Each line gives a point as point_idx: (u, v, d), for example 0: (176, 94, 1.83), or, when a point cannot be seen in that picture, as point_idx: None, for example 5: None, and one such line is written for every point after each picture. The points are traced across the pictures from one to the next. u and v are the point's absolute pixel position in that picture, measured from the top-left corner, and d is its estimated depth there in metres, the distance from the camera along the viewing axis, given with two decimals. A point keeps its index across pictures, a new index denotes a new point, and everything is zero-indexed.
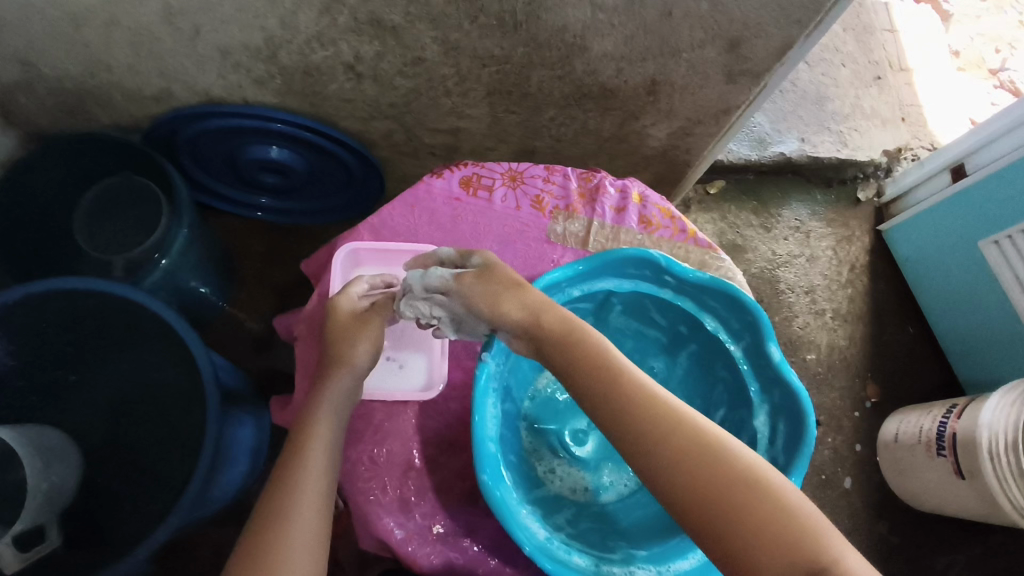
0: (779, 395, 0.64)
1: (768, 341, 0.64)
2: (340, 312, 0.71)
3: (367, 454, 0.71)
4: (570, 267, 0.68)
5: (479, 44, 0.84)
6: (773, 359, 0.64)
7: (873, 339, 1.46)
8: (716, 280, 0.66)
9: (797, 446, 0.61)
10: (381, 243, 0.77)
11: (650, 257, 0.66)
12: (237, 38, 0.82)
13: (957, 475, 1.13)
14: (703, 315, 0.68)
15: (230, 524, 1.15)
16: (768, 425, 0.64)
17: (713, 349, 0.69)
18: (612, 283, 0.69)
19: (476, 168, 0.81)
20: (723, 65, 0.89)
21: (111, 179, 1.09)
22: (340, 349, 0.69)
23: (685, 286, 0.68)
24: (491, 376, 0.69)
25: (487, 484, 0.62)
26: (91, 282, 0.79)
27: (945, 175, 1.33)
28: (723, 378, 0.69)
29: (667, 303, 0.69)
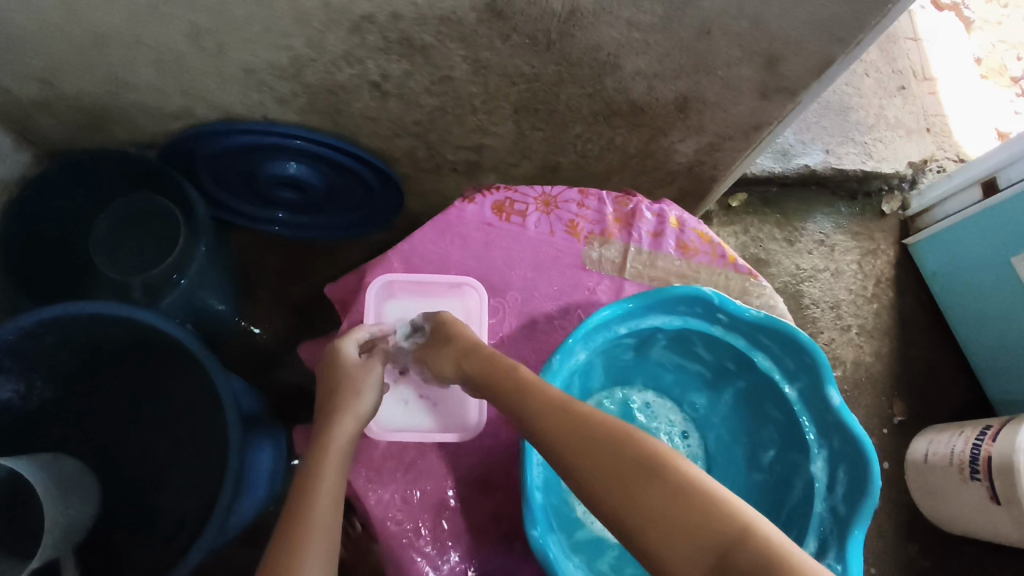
0: (839, 440, 0.62)
1: (827, 385, 0.62)
2: (346, 359, 0.69)
3: (399, 494, 0.70)
4: (620, 305, 0.66)
5: (509, 63, 0.81)
6: (832, 404, 0.62)
7: (899, 355, 1.43)
8: (769, 318, 0.64)
9: (861, 496, 0.58)
10: (415, 274, 0.76)
11: (703, 296, 0.64)
12: (263, 58, 0.80)
13: (993, 500, 1.11)
14: (755, 353, 0.67)
15: (248, 548, 1.13)
16: (826, 472, 0.62)
17: (765, 388, 0.68)
18: (661, 319, 0.67)
19: (509, 193, 0.80)
20: (758, 82, 0.86)
21: (122, 202, 1.06)
22: (347, 394, 0.67)
23: (739, 323, 0.66)
24: None
25: (538, 539, 0.58)
26: (105, 308, 0.76)
27: (975, 190, 1.30)
28: (776, 418, 0.68)
29: (718, 340, 0.67)
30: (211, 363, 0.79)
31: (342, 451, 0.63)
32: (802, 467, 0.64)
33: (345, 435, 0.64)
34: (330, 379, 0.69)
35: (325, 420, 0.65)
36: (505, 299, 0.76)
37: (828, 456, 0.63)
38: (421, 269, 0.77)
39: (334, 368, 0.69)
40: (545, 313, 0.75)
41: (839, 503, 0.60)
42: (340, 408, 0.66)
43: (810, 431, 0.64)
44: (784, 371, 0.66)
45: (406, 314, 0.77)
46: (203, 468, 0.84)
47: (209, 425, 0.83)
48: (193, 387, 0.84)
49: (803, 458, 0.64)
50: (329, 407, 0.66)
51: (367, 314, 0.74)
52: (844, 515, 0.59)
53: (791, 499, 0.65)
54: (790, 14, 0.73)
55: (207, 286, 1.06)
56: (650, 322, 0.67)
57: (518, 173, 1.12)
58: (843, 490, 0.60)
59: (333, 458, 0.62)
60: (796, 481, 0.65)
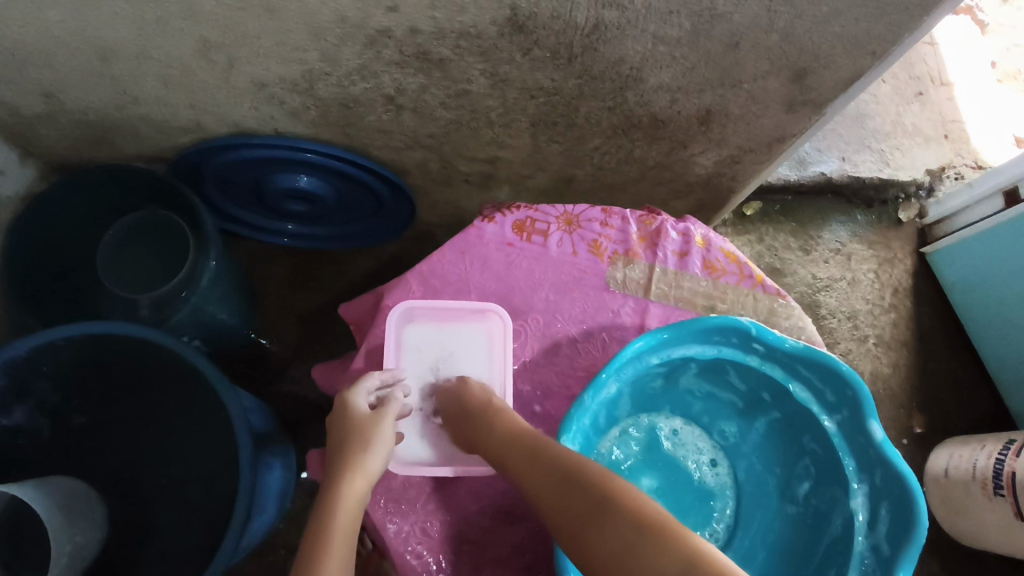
0: (882, 475, 0.61)
1: (870, 418, 0.61)
2: (355, 413, 0.67)
3: (418, 526, 0.68)
4: (654, 336, 0.64)
5: (529, 76, 0.79)
6: (875, 438, 0.61)
7: (917, 366, 1.40)
8: (811, 350, 0.63)
9: (907, 537, 0.58)
10: (434, 298, 0.73)
11: (741, 326, 0.63)
12: (275, 71, 0.78)
13: (1017, 517, 1.08)
14: (792, 384, 0.66)
15: (257, 567, 1.11)
16: (867, 508, 0.62)
17: (801, 419, 0.67)
18: (695, 349, 0.66)
19: (529, 211, 0.78)
20: (785, 95, 0.84)
21: (137, 214, 1.05)
22: (359, 452, 0.64)
23: (777, 353, 0.65)
24: None
25: None
26: (118, 327, 0.74)
27: (997, 199, 1.27)
28: (811, 450, 0.68)
29: (755, 370, 0.66)
30: (218, 380, 0.76)
31: (352, 514, 0.60)
32: (841, 502, 0.64)
33: (356, 497, 0.61)
34: (338, 433, 0.67)
35: (334, 478, 0.63)
36: (527, 323, 0.73)
37: (869, 492, 0.62)
38: (440, 291, 0.74)
39: (344, 423, 0.67)
40: (569, 336, 0.73)
41: (882, 542, 0.60)
42: (351, 467, 0.63)
43: (849, 465, 0.63)
44: (823, 404, 0.65)
45: (426, 339, 0.75)
46: (212, 493, 0.82)
47: (219, 448, 0.81)
48: (202, 410, 0.81)
49: (842, 494, 0.64)
50: (338, 464, 0.64)
51: (387, 338, 0.71)
52: (890, 555, 0.59)
53: (830, 534, 0.64)
54: (822, 27, 0.71)
55: (216, 302, 1.04)
56: (683, 351, 0.66)
57: (532, 185, 1.10)
58: (886, 529, 0.60)
59: (344, 521, 0.59)
60: (834, 516, 0.64)
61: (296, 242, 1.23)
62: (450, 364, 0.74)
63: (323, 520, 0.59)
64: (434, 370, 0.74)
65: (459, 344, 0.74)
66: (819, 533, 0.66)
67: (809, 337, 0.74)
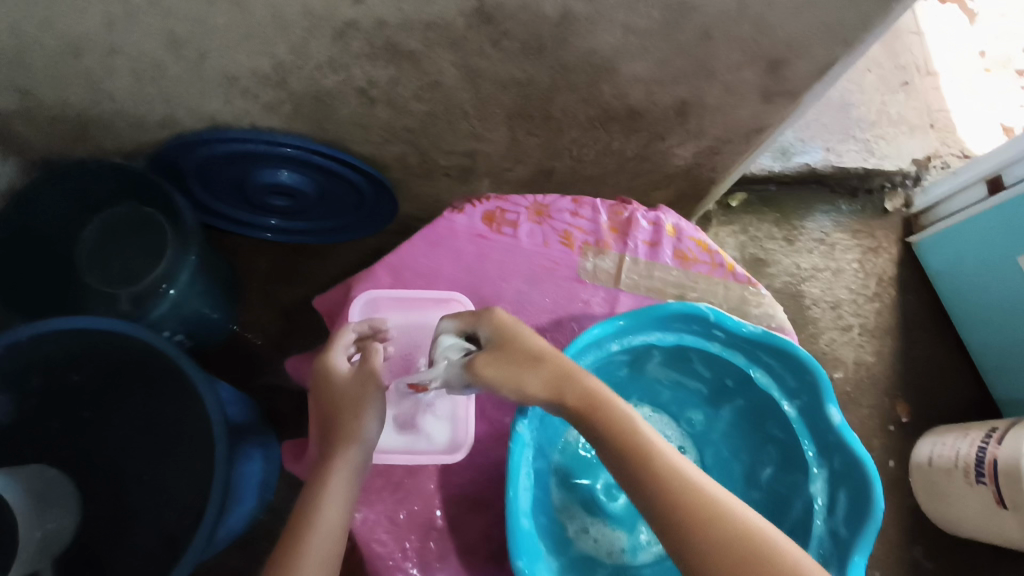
0: (840, 461, 0.62)
1: (828, 404, 0.62)
2: (341, 377, 0.67)
3: (384, 515, 0.68)
4: (611, 323, 0.65)
5: (501, 68, 0.79)
6: (832, 422, 0.62)
7: (902, 355, 1.41)
8: (769, 335, 0.63)
9: (864, 520, 0.58)
10: (401, 290, 0.74)
11: (699, 312, 0.64)
12: (246, 66, 0.78)
13: (999, 504, 1.09)
14: (754, 369, 0.66)
15: (242, 557, 1.12)
16: (825, 492, 0.62)
17: (763, 405, 0.67)
18: (655, 336, 0.67)
19: (499, 202, 0.78)
20: (760, 85, 0.83)
21: (115, 210, 1.05)
22: (349, 424, 0.64)
23: (737, 339, 0.66)
24: (526, 447, 0.64)
25: (523, 570, 0.58)
26: (90, 321, 0.76)
27: (980, 188, 1.28)
28: (776, 438, 0.68)
29: (716, 356, 0.67)
30: (195, 373, 0.78)
31: (342, 485, 0.61)
32: (802, 487, 0.64)
33: (347, 467, 0.62)
34: (326, 398, 0.67)
35: (332, 442, 0.64)
36: None
37: (828, 476, 0.63)
38: (409, 283, 0.75)
39: (332, 388, 0.67)
40: (538, 326, 0.73)
41: (840, 525, 0.60)
42: (341, 438, 0.64)
43: (808, 449, 0.64)
44: (784, 389, 0.66)
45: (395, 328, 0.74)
46: (185, 486, 0.82)
47: (193, 439, 0.81)
48: (179, 404, 0.82)
49: (803, 479, 0.64)
50: (330, 435, 0.64)
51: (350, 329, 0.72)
52: (845, 538, 0.59)
53: (791, 519, 0.65)
54: (793, 16, 0.70)
55: (196, 296, 1.04)
56: (643, 338, 0.67)
57: (512, 177, 1.10)
58: (843, 513, 0.60)
59: (334, 491, 0.61)
60: (795, 502, 0.65)
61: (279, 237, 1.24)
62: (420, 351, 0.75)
63: (313, 490, 0.61)
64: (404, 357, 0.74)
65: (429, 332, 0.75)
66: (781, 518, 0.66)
67: (779, 325, 0.74)
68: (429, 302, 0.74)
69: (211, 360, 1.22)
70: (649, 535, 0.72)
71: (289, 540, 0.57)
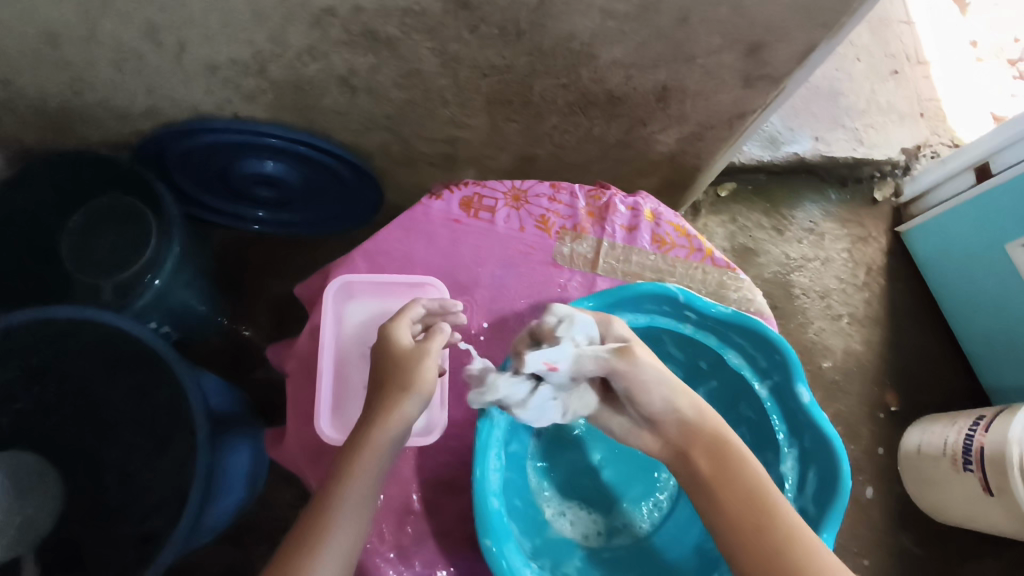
0: (810, 438, 0.68)
1: (798, 383, 0.68)
2: (401, 348, 0.66)
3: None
4: (578, 305, 0.71)
5: (479, 54, 0.79)
6: (802, 402, 0.67)
7: (891, 344, 1.41)
8: (739, 315, 0.69)
9: (833, 496, 0.63)
10: (377, 275, 0.76)
11: (669, 293, 0.70)
12: (225, 54, 0.78)
13: (986, 491, 1.09)
14: (726, 350, 0.72)
15: (232, 546, 1.13)
16: (796, 470, 0.68)
17: (738, 385, 0.73)
18: (627, 317, 0.73)
19: (476, 188, 0.81)
20: (740, 70, 0.83)
21: (99, 200, 1.04)
22: (391, 404, 0.63)
23: (708, 320, 0.71)
24: (497, 429, 0.68)
25: (491, 549, 0.62)
26: (76, 308, 0.80)
27: (968, 176, 1.27)
28: (748, 418, 0.73)
29: (689, 337, 0.73)
30: (175, 362, 0.81)
31: (376, 463, 0.61)
32: (773, 465, 0.70)
33: (383, 447, 0.62)
34: (381, 369, 0.66)
35: (370, 412, 0.63)
36: (472, 298, 0.76)
37: (799, 455, 0.68)
38: (386, 268, 0.77)
39: (388, 359, 0.66)
40: (515, 310, 0.76)
41: (809, 503, 0.66)
42: (382, 415, 0.62)
43: (780, 431, 0.70)
44: (755, 369, 0.71)
45: (370, 313, 0.77)
46: (168, 475, 0.82)
47: (176, 427, 0.82)
48: (161, 392, 0.82)
49: (775, 458, 0.70)
50: (373, 406, 0.64)
51: (325, 315, 0.73)
52: (815, 515, 0.64)
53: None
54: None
55: (182, 287, 1.04)
56: (616, 319, 0.73)
57: (496, 165, 1.10)
58: (812, 490, 0.66)
59: (366, 469, 0.61)
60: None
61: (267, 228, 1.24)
62: None
63: (348, 463, 0.61)
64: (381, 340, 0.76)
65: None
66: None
67: (757, 309, 0.76)
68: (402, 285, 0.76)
69: (200, 352, 1.22)
70: (624, 519, 0.78)
71: (318, 507, 0.60)
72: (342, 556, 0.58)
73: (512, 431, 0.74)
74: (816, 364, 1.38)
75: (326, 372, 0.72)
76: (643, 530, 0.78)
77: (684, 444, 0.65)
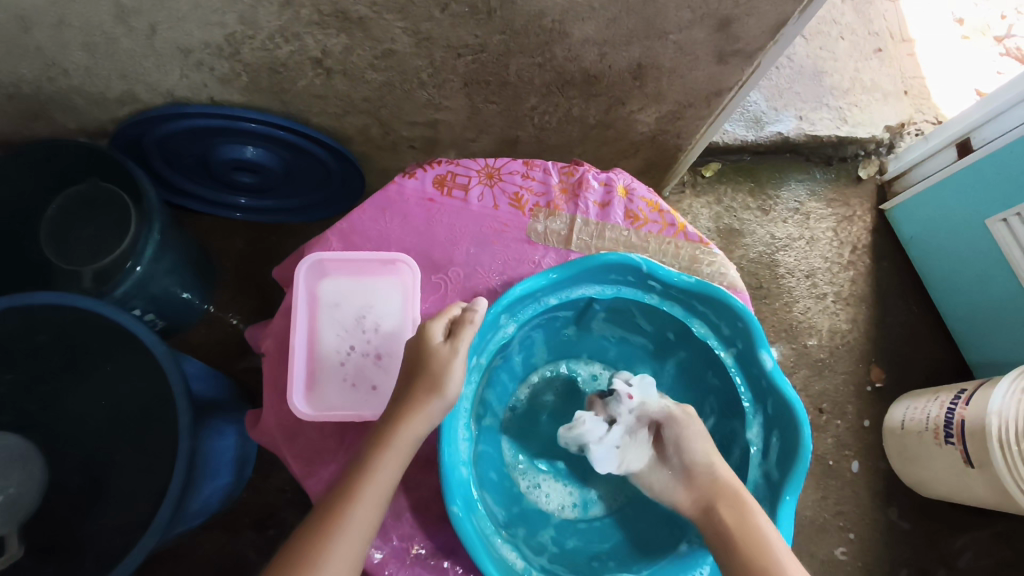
0: (772, 404, 0.74)
1: (760, 349, 0.74)
2: (434, 352, 0.67)
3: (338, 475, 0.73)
4: (543, 277, 0.76)
5: (452, 34, 0.79)
6: (766, 367, 0.74)
7: (876, 321, 1.42)
8: (702, 284, 0.76)
9: (795, 460, 0.71)
10: (345, 253, 0.78)
11: (633, 263, 0.75)
12: (197, 36, 0.78)
13: (967, 464, 1.10)
14: (692, 320, 0.79)
15: (223, 531, 1.14)
16: (761, 437, 0.75)
17: (703, 354, 0.79)
18: (594, 289, 0.79)
19: (450, 167, 0.86)
20: (713, 45, 0.83)
21: (76, 187, 1.05)
22: (416, 402, 0.66)
23: (671, 290, 0.78)
24: (462, 398, 0.72)
25: (457, 515, 0.65)
26: (42, 296, 0.76)
27: (950, 152, 1.27)
28: (715, 385, 0.81)
29: (654, 307, 0.79)
30: (156, 347, 0.78)
31: (398, 457, 0.65)
32: (740, 433, 0.77)
33: (405, 442, 0.65)
34: (411, 367, 0.68)
35: (399, 410, 0.66)
36: (448, 275, 0.81)
37: (763, 422, 0.75)
38: (362, 246, 0.81)
39: (422, 357, 0.68)
40: (489, 287, 0.80)
41: (773, 469, 0.73)
42: (405, 412, 0.66)
43: (746, 401, 0.77)
44: (720, 338, 0.78)
45: (342, 292, 0.80)
46: (151, 457, 0.83)
47: (157, 410, 0.82)
48: (142, 376, 0.82)
49: (741, 426, 0.77)
50: (400, 403, 0.67)
51: (298, 292, 0.76)
52: (777, 479, 0.72)
53: (731, 464, 0.78)
54: None
55: (164, 274, 1.05)
56: (583, 290, 0.79)
57: (478, 149, 1.11)
58: (776, 457, 0.73)
59: (386, 464, 0.64)
60: (734, 447, 0.78)
61: (249, 216, 1.25)
62: (367, 313, 0.79)
63: (370, 457, 0.64)
64: (351, 319, 0.79)
65: (376, 294, 0.80)
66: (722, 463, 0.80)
67: (729, 282, 0.84)
68: (375, 262, 0.79)
69: (187, 339, 1.22)
70: (599, 491, 0.83)
71: (340, 494, 0.63)
72: (358, 539, 0.61)
73: (484, 406, 0.81)
74: (801, 342, 1.39)
75: (299, 350, 0.75)
76: (618, 503, 0.82)
77: (709, 496, 0.71)
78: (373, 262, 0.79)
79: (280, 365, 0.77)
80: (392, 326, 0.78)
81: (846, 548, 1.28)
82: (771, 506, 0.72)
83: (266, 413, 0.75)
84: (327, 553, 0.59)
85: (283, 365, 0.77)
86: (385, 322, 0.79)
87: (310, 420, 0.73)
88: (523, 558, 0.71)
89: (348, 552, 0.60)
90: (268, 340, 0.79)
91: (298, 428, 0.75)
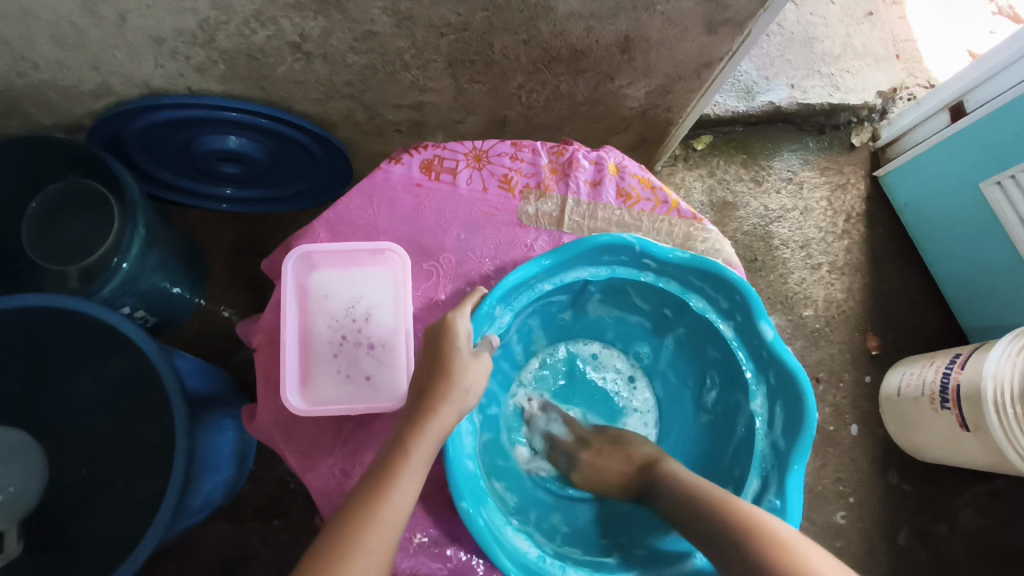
0: (776, 376, 0.75)
1: (761, 321, 0.74)
2: (460, 349, 0.66)
3: (337, 468, 0.73)
4: (537, 264, 0.75)
5: (433, 12, 0.76)
6: (768, 338, 0.74)
7: (872, 289, 1.41)
8: (697, 259, 0.75)
9: (800, 428, 0.71)
10: (332, 245, 0.77)
11: (626, 244, 0.75)
12: (169, 24, 0.75)
13: (962, 428, 1.10)
14: (689, 295, 0.79)
15: (228, 522, 1.14)
16: (765, 407, 0.75)
17: (703, 326, 0.80)
18: (589, 271, 0.79)
19: (437, 151, 0.85)
20: (702, 15, 0.81)
21: (56, 184, 1.03)
22: (454, 387, 0.64)
23: (667, 266, 0.77)
24: None
25: (468, 510, 0.66)
26: (17, 299, 0.74)
27: (943, 116, 1.26)
28: (715, 358, 0.81)
29: (651, 285, 0.79)
30: (147, 345, 0.76)
31: (434, 442, 0.62)
32: (743, 405, 0.77)
33: (441, 426, 0.62)
34: (435, 355, 0.66)
35: (426, 401, 0.63)
36: (439, 262, 0.80)
37: (767, 392, 0.76)
38: (350, 236, 0.80)
39: (449, 349, 0.66)
40: (481, 273, 0.80)
41: (779, 438, 0.74)
42: (441, 397, 0.63)
43: (749, 372, 0.77)
44: (719, 310, 0.78)
45: (334, 283, 0.79)
46: (152, 454, 0.83)
47: (153, 406, 0.82)
48: (134, 374, 0.82)
49: (744, 398, 0.77)
50: (435, 387, 0.64)
51: (287, 283, 0.75)
52: (784, 449, 0.72)
53: (737, 435, 0.78)
54: None
55: (152, 269, 1.03)
56: (577, 274, 0.79)
57: (466, 130, 1.09)
58: (781, 427, 0.74)
59: (420, 454, 0.61)
60: (739, 418, 0.78)
61: (235, 206, 1.23)
62: (359, 303, 0.78)
63: (403, 445, 0.61)
64: (343, 310, 0.78)
65: (368, 284, 0.79)
66: (728, 435, 0.80)
67: (723, 257, 0.83)
68: (364, 252, 0.78)
69: (180, 333, 1.21)
70: None
71: (379, 480, 0.59)
72: (398, 530, 0.57)
73: (488, 396, 0.83)
74: (797, 313, 1.39)
75: (291, 343, 0.74)
76: None
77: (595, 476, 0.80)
78: (365, 252, 0.78)
79: (271, 359, 0.76)
80: (384, 315, 0.78)
81: (846, 513, 1.30)
82: (780, 475, 0.71)
83: (262, 408, 0.75)
84: (366, 542, 0.55)
85: (275, 360, 0.76)
86: (375, 311, 0.78)
87: (303, 415, 0.72)
88: (538, 547, 0.71)
89: (388, 544, 0.56)
90: (258, 335, 0.78)
91: (294, 422, 0.75)
